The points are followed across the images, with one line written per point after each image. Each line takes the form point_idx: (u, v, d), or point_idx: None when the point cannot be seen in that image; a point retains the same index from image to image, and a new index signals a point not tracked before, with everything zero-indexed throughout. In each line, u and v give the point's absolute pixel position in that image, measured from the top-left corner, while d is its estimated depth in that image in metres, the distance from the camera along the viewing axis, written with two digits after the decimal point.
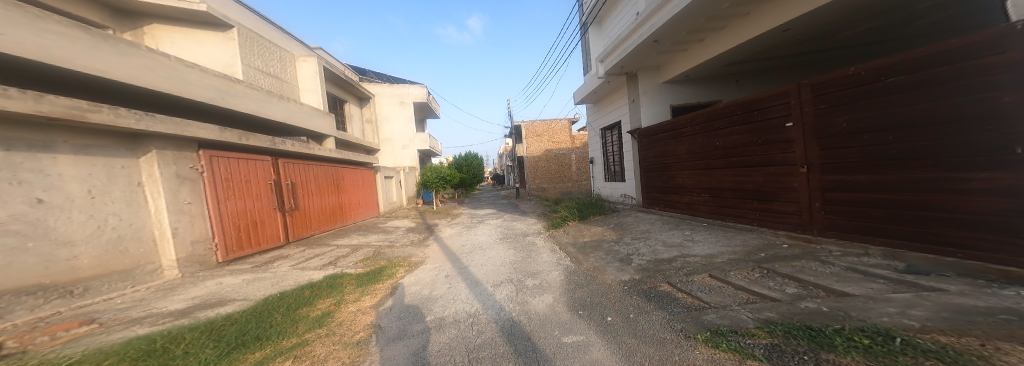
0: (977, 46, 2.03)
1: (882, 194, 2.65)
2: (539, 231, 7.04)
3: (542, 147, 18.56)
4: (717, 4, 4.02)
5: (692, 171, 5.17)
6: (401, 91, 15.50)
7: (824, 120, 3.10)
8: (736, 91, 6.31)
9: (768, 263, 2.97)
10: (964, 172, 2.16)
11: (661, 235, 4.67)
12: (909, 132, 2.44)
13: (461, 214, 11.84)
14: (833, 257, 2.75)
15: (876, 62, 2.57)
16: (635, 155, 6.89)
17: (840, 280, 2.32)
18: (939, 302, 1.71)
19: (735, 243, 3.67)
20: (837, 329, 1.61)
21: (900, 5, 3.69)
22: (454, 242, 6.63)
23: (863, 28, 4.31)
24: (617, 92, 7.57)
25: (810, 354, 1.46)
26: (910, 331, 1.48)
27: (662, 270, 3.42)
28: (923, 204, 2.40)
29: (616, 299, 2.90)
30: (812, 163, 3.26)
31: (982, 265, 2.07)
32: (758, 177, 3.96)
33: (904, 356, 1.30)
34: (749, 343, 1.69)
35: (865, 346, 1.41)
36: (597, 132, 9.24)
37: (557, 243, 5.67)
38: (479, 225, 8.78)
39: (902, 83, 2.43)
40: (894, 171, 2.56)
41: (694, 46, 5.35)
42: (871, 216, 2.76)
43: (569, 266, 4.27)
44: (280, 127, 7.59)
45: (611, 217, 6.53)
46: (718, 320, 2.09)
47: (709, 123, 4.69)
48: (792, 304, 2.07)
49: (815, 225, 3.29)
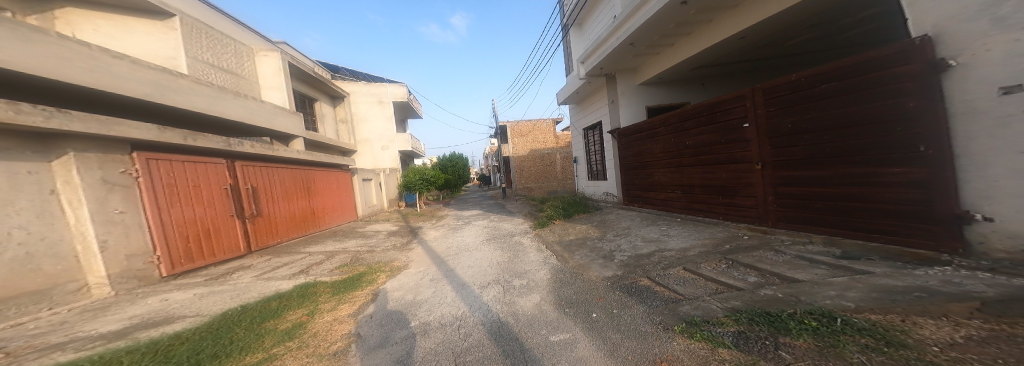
0: (886, 59, 2.29)
1: (823, 188, 2.91)
2: (525, 230, 7.10)
3: (527, 147, 18.68)
4: (684, 10, 4.22)
5: (667, 169, 5.39)
6: (379, 90, 15.06)
7: (773, 122, 3.35)
8: (702, 92, 6.61)
9: (732, 254, 3.16)
10: (882, 168, 2.42)
11: (640, 231, 4.84)
12: (841, 132, 2.69)
13: (446, 216, 11.66)
14: (785, 246, 2.98)
15: (813, 70, 2.83)
16: (616, 154, 7.09)
17: (791, 267, 2.52)
18: (873, 283, 1.89)
19: (705, 236, 3.88)
20: (790, 314, 1.75)
21: (839, 16, 4.01)
22: (438, 245, 6.50)
23: (808, 36, 4.65)
24: (597, 93, 7.77)
25: (771, 339, 1.57)
26: (847, 312, 1.63)
27: (642, 264, 3.55)
28: (853, 196, 2.66)
29: (601, 296, 2.99)
30: (765, 161, 3.51)
31: (898, 248, 2.34)
32: (722, 174, 4.19)
33: (845, 335, 1.44)
34: (719, 332, 1.79)
35: (814, 328, 1.55)
36: (579, 132, 9.41)
37: (543, 243, 5.74)
38: (465, 226, 8.69)
39: (834, 89, 2.69)
40: (831, 167, 2.82)
41: (667, 50, 5.59)
42: (814, 208, 3.01)
43: (556, 264, 4.33)
44: (238, 127, 7.15)
45: (594, 215, 6.69)
46: (693, 311, 2.20)
47: (680, 124, 4.91)
48: (754, 292, 2.22)
49: (769, 218, 3.54)
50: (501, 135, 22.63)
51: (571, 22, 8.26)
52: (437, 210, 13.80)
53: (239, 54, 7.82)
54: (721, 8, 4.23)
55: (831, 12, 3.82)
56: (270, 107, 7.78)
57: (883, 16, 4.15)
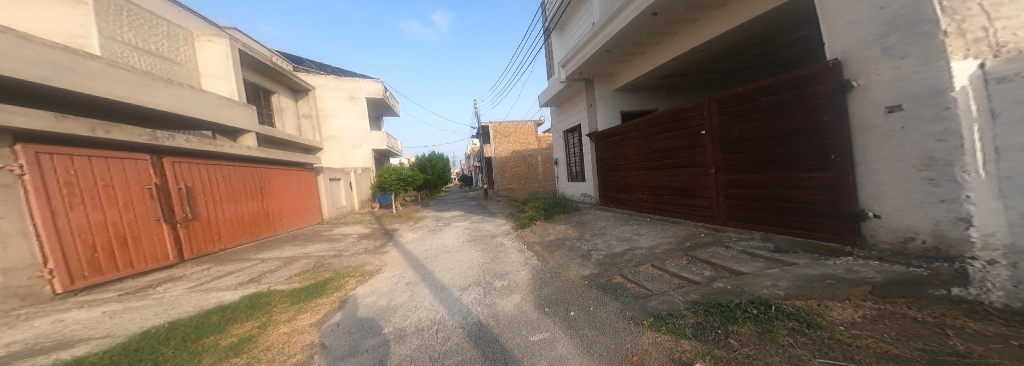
0: (808, 77, 2.67)
1: (761, 190, 3.29)
2: (507, 231, 7.15)
3: (510, 148, 18.78)
4: (653, 21, 4.48)
5: (638, 171, 5.63)
6: (350, 85, 14.43)
7: (725, 130, 3.70)
8: (670, 99, 7.00)
9: (692, 250, 3.41)
10: (805, 173, 2.81)
11: (615, 230, 5.05)
12: (775, 141, 3.08)
13: (424, 218, 11.37)
14: (732, 242, 3.33)
15: (754, 85, 3.21)
16: (594, 156, 7.32)
17: (737, 261, 2.82)
18: (802, 274, 2.18)
19: (670, 234, 4.15)
20: (736, 303, 1.98)
21: (779, 36, 4.47)
22: (416, 247, 6.33)
23: (755, 52, 5.10)
24: (577, 96, 8.01)
25: (722, 328, 1.77)
26: (777, 299, 1.93)
27: (616, 263, 3.71)
28: (784, 198, 3.04)
29: (579, 295, 3.08)
30: (718, 165, 3.85)
31: (812, 242, 2.77)
32: (683, 177, 4.50)
33: (776, 320, 1.70)
34: (682, 324, 1.93)
35: (754, 315, 1.79)
36: (560, 134, 9.61)
37: (524, 243, 5.80)
38: (445, 228, 8.54)
39: (771, 102, 3.07)
40: (767, 171, 3.20)
41: (639, 58, 5.89)
42: (755, 208, 3.37)
43: (537, 265, 4.40)
44: (176, 119, 6.47)
45: (574, 216, 6.87)
46: (659, 305, 2.35)
47: (649, 129, 5.19)
48: (708, 285, 2.42)
49: (720, 217, 3.89)
50: (483, 136, 22.50)
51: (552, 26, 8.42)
52: (415, 212, 13.43)
53: (174, 37, 7.12)
54: (685, 22, 4.58)
55: (774, 30, 4.21)
56: (214, 97, 7.08)
57: (811, 38, 4.67)
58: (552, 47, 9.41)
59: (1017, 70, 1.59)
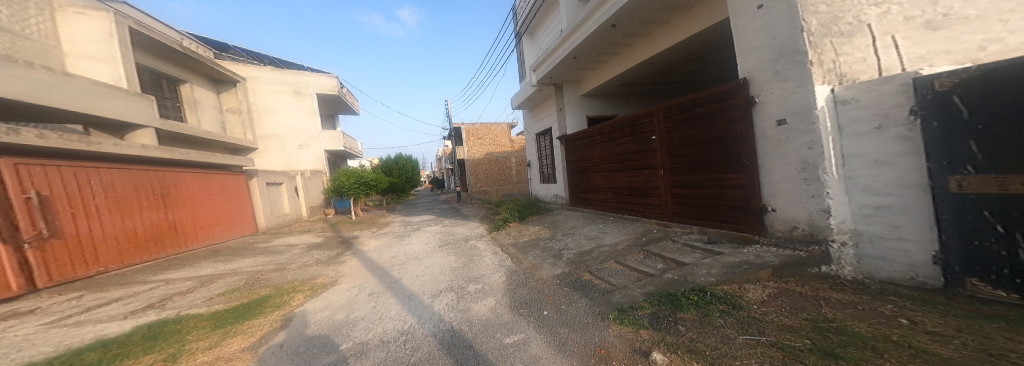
0: (731, 91, 3.28)
1: (698, 189, 3.88)
2: (481, 234, 7.21)
3: (482, 150, 18.77)
4: (613, 33, 4.96)
5: (603, 173, 6.07)
6: (296, 79, 13.53)
7: (669, 136, 4.27)
8: (631, 106, 7.58)
9: (647, 245, 3.83)
10: (728, 174, 3.44)
11: (584, 229, 5.40)
12: (706, 146, 3.68)
13: (390, 223, 10.90)
14: (678, 236, 3.84)
15: (689, 98, 3.80)
16: (564, 159, 7.69)
17: (681, 253, 3.30)
18: (728, 261, 2.73)
19: (630, 231, 4.59)
20: (681, 292, 2.43)
21: (713, 53, 5.22)
22: (379, 256, 6.07)
23: (695, 66, 5.86)
24: (547, 101, 8.38)
25: (672, 316, 2.16)
26: (712, 286, 2.43)
27: (585, 260, 4.02)
28: (713, 195, 3.65)
29: (551, 293, 3.29)
30: (665, 167, 4.41)
31: (734, 233, 3.40)
32: (639, 178, 5.02)
33: (712, 305, 2.16)
34: (640, 315, 2.29)
35: (695, 302, 2.24)
36: (532, 137, 9.90)
37: (498, 245, 5.91)
38: (414, 233, 8.33)
39: (702, 113, 3.67)
40: (700, 172, 3.81)
41: (601, 66, 6.38)
42: (692, 204, 3.96)
43: (511, 266, 4.56)
44: (37, 110, 5.34)
45: (547, 217, 7.15)
46: (621, 299, 2.65)
47: (610, 134, 5.67)
48: (660, 276, 2.84)
49: (666, 214, 4.45)
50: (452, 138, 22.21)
51: (523, 30, 8.73)
52: (382, 217, 12.83)
53: (21, 7, 5.78)
54: (639, 35, 5.12)
55: (707, 49, 4.96)
56: (89, 85, 5.93)
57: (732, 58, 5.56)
58: (524, 52, 9.74)
59: (852, 95, 2.31)
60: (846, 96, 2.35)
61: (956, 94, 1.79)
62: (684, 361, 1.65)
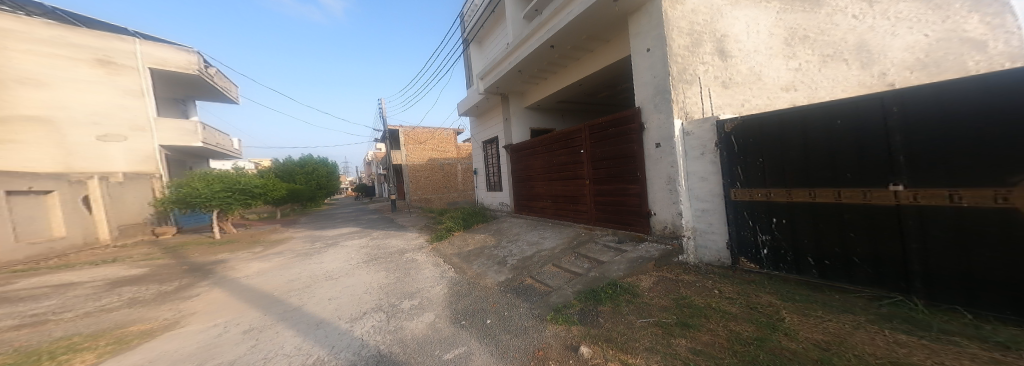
0: (632, 117, 4.10)
1: (613, 197, 4.60)
2: (421, 245, 6.66)
3: (426, 155, 18.12)
4: (552, 52, 5.42)
5: (543, 182, 6.44)
6: (110, 44, 9.65)
7: (592, 151, 4.94)
8: (566, 121, 8.26)
9: (579, 248, 4.27)
10: (631, 184, 4.22)
11: (527, 236, 5.56)
12: (618, 161, 4.43)
13: (295, 239, 8.95)
14: (599, 237, 4.44)
15: (605, 119, 4.51)
16: (510, 168, 7.85)
17: (600, 253, 3.92)
18: (633, 256, 3.51)
19: (565, 235, 4.99)
20: (601, 287, 3.08)
21: (624, 82, 6.28)
22: (266, 282, 4.79)
23: (611, 92, 6.92)
24: (493, 110, 8.48)
25: (595, 309, 2.73)
26: (621, 279, 3.20)
27: (527, 265, 4.19)
28: (621, 203, 4.44)
29: (494, 301, 3.31)
30: (589, 178, 5.06)
31: (633, 233, 4.22)
32: (570, 186, 5.56)
33: (620, 295, 2.87)
34: (573, 312, 2.73)
35: (609, 294, 2.91)
36: (479, 144, 9.76)
37: (440, 256, 5.54)
38: (331, 248, 7.06)
39: (616, 133, 4.43)
40: (614, 183, 4.55)
41: (543, 82, 6.85)
42: (608, 210, 4.70)
43: (454, 277, 4.35)
44: None
45: (493, 224, 7.09)
46: (557, 299, 3.05)
47: (547, 146, 6.15)
48: (588, 275, 3.40)
49: (591, 218, 5.10)
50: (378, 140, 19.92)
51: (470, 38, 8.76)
52: (281, 233, 10.33)
53: None
54: (573, 58, 5.74)
55: (622, 78, 5.95)
56: None
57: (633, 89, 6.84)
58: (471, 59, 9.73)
59: (689, 129, 3.43)
60: (687, 130, 3.45)
61: (733, 136, 3.01)
62: (604, 351, 2.05)
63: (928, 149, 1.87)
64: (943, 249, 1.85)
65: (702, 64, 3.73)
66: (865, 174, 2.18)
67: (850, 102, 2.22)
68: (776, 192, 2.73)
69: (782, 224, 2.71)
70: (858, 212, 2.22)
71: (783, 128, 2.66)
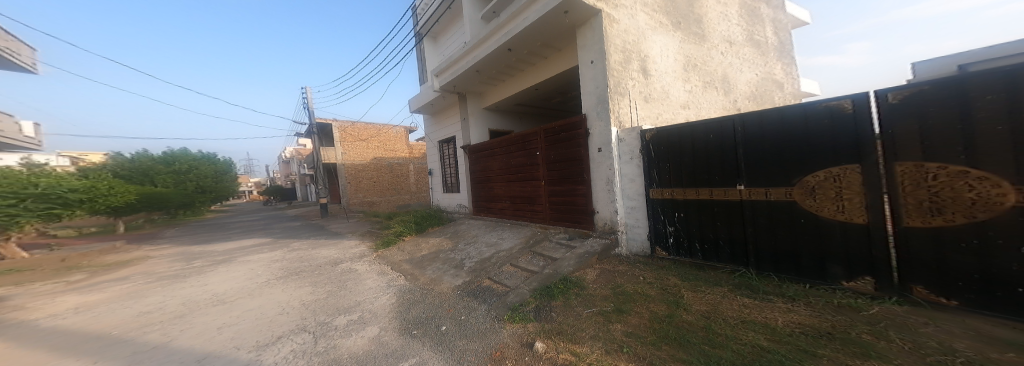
0: (580, 122, 4.34)
1: (564, 197, 4.77)
2: (363, 253, 5.90)
3: (371, 154, 16.47)
4: (509, 55, 5.37)
5: (502, 183, 6.35)
6: None
7: (546, 153, 5.06)
8: (523, 124, 8.30)
9: (535, 247, 4.30)
10: (578, 184, 4.45)
11: (485, 237, 5.40)
12: (568, 164, 4.62)
13: (190, 253, 7.14)
14: (553, 236, 4.55)
15: (556, 123, 4.69)
16: (467, 169, 7.60)
17: (553, 250, 4.02)
18: (581, 252, 3.68)
19: (522, 234, 4.98)
20: (554, 283, 3.14)
21: (573, 90, 6.64)
22: (132, 308, 3.61)
23: (562, 98, 7.24)
24: (450, 109, 8.11)
25: (548, 304, 2.77)
26: (571, 273, 3.32)
27: (486, 267, 4.06)
28: (572, 202, 4.62)
29: (450, 306, 3.10)
30: (544, 179, 5.15)
31: (579, 230, 4.46)
32: (527, 187, 5.60)
33: (571, 289, 2.98)
34: (529, 310, 2.71)
35: (559, 288, 3.01)
36: (433, 144, 9.20)
37: (387, 263, 5.03)
38: (244, 262, 5.80)
39: (566, 136, 4.60)
40: (565, 183, 4.71)
41: (502, 85, 6.79)
42: (560, 208, 4.87)
43: (404, 285, 3.95)
44: None
45: (448, 227, 6.71)
46: (514, 298, 3.00)
47: (504, 148, 6.10)
48: (543, 272, 3.43)
49: (545, 218, 5.21)
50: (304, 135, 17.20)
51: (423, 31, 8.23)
52: (123, 255, 7.52)
53: None
54: (531, 62, 5.79)
55: (573, 86, 6.25)
56: None
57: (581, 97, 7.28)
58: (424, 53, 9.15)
59: (623, 136, 3.87)
60: (620, 137, 3.90)
61: (651, 144, 3.56)
62: (556, 344, 2.06)
63: (757, 159, 2.64)
64: (767, 231, 2.60)
65: (632, 80, 4.20)
66: (725, 177, 2.88)
67: (716, 120, 2.92)
68: (675, 191, 3.30)
69: (679, 218, 3.28)
70: (723, 206, 2.91)
71: (674, 137, 3.29)
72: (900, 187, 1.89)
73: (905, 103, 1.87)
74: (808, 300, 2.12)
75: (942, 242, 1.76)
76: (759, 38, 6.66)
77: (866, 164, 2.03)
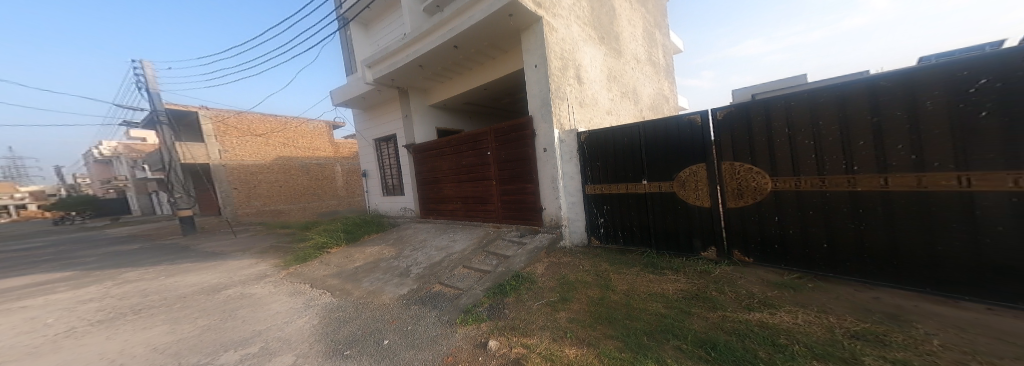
0: (526, 124, 4.52)
1: (514, 195, 4.92)
2: (266, 272, 4.93)
3: (283, 153, 14.32)
4: (455, 53, 5.26)
5: (453, 183, 6.21)
6: None
7: (497, 153, 5.13)
8: (472, 123, 8.15)
9: (488, 247, 4.35)
10: (526, 182, 4.66)
11: (434, 241, 5.21)
12: (517, 164, 4.78)
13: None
14: (505, 234, 4.65)
15: (504, 124, 4.81)
16: (411, 169, 7.21)
17: (506, 248, 4.13)
18: (531, 247, 3.85)
19: (475, 235, 4.97)
20: (508, 280, 3.24)
21: (517, 92, 6.85)
22: None
23: (508, 99, 7.41)
24: (389, 104, 7.51)
25: (501, 301, 2.86)
26: (522, 268, 3.46)
27: (436, 272, 3.94)
28: (522, 200, 4.79)
29: (394, 318, 2.90)
30: (495, 178, 5.22)
31: (529, 226, 4.68)
32: (478, 187, 5.59)
33: (523, 283, 3.12)
34: (482, 310, 2.74)
35: (511, 284, 3.12)
36: (368, 142, 8.40)
37: (308, 280, 4.44)
38: (90, 294, 4.34)
39: (514, 136, 4.74)
40: (516, 182, 4.84)
41: (449, 82, 6.61)
42: (510, 207, 5.02)
43: (336, 301, 3.53)
44: None
45: (390, 233, 6.26)
46: (467, 300, 2.98)
47: (455, 148, 5.92)
48: (496, 271, 3.50)
49: (498, 217, 5.29)
50: (146, 125, 12.99)
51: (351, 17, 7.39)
52: None
53: None
54: (478, 61, 5.75)
55: (520, 88, 6.45)
56: None
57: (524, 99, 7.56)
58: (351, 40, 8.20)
59: (565, 138, 4.21)
60: (562, 138, 4.23)
61: (585, 145, 4.13)
62: (508, 340, 2.12)
63: (650, 159, 3.41)
64: (661, 216, 3.39)
65: (569, 85, 4.55)
66: (632, 173, 3.59)
67: (621, 128, 3.63)
68: (602, 187, 3.92)
69: (605, 211, 3.89)
70: (634, 198, 3.61)
71: (596, 139, 3.94)
72: (724, 178, 2.89)
73: (723, 119, 2.86)
74: (685, 270, 2.88)
75: (745, 216, 2.80)
76: (657, 59, 7.96)
77: (708, 162, 2.98)
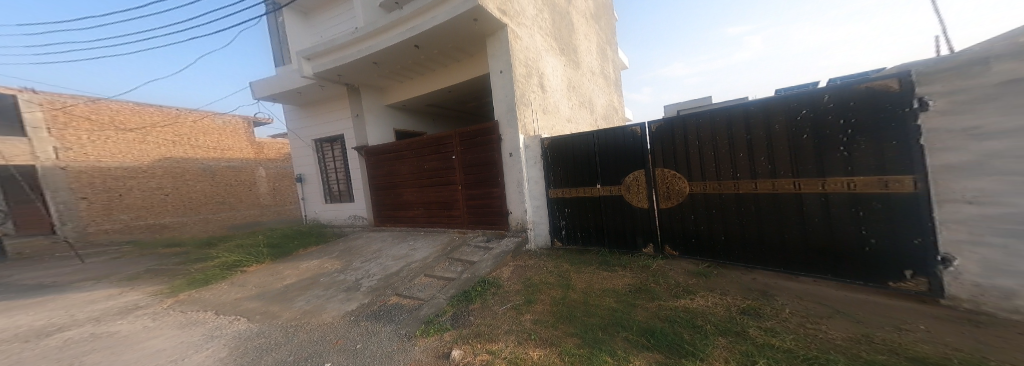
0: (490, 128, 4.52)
1: (480, 200, 4.85)
2: (155, 296, 4.04)
3: None
4: (416, 53, 5.09)
5: (414, 188, 5.91)
6: None
7: (463, 157, 5.03)
8: (435, 125, 7.91)
9: (452, 253, 4.21)
10: (492, 186, 4.64)
11: (392, 250, 4.91)
12: (484, 168, 4.72)
13: None
14: (472, 240, 4.55)
15: (470, 128, 4.75)
16: (364, 172, 6.74)
17: (472, 254, 4.05)
18: (497, 252, 3.83)
19: (439, 242, 4.80)
20: (473, 286, 3.16)
21: (482, 97, 6.85)
22: None
23: (471, 103, 7.35)
24: (337, 101, 6.95)
25: (465, 308, 2.79)
26: (488, 274, 3.41)
27: (392, 283, 3.70)
28: (489, 205, 4.74)
29: (339, 337, 2.62)
30: (461, 183, 5.10)
31: (495, 231, 4.66)
32: (443, 192, 5.40)
33: (488, 288, 3.09)
34: (444, 319, 2.62)
35: (477, 290, 3.06)
36: (307, 142, 7.61)
37: (221, 303, 3.79)
38: None
39: (480, 141, 4.69)
40: (483, 187, 4.76)
41: (408, 83, 6.36)
42: (477, 212, 4.93)
43: (267, 324, 3.07)
44: None
45: (337, 245, 5.74)
46: (428, 311, 2.84)
47: (417, 150, 5.66)
48: (460, 278, 3.40)
49: (464, 222, 5.16)
50: None
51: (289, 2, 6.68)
52: None
53: None
54: (440, 63, 5.63)
55: (485, 92, 6.45)
56: None
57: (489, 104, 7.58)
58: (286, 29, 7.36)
59: (530, 143, 4.29)
60: (527, 143, 4.31)
61: (548, 149, 4.16)
62: (472, 348, 2.06)
63: (597, 165, 3.64)
64: (609, 218, 3.60)
65: (533, 93, 4.67)
66: (582, 178, 3.79)
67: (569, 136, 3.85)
68: (563, 191, 4.02)
69: (566, 213, 4.02)
70: (589, 201, 3.78)
71: (556, 144, 4.03)
72: (656, 184, 3.18)
73: (649, 132, 3.19)
74: (630, 265, 3.11)
75: (669, 216, 3.13)
76: (609, 73, 8.55)
77: (644, 169, 3.24)
